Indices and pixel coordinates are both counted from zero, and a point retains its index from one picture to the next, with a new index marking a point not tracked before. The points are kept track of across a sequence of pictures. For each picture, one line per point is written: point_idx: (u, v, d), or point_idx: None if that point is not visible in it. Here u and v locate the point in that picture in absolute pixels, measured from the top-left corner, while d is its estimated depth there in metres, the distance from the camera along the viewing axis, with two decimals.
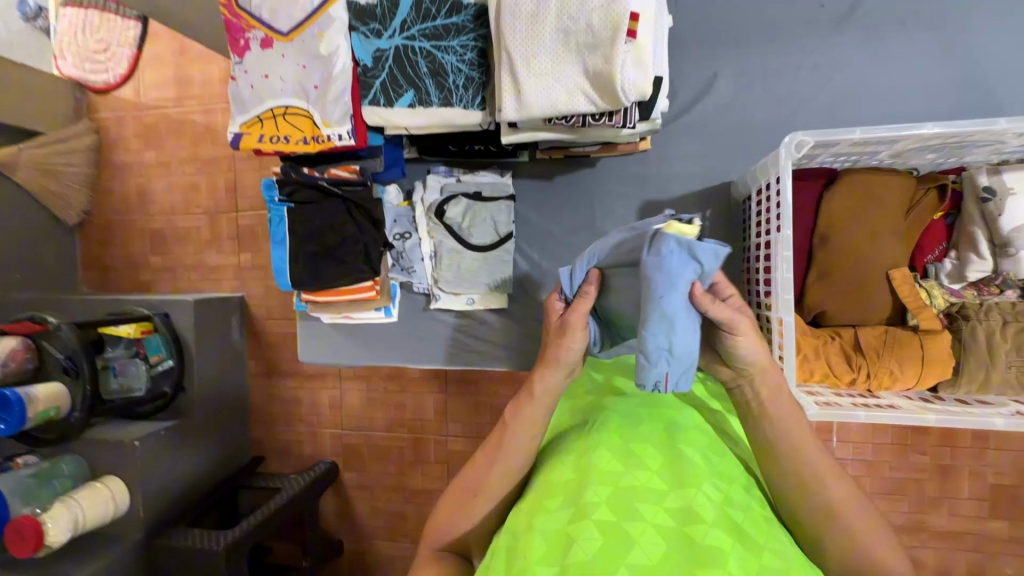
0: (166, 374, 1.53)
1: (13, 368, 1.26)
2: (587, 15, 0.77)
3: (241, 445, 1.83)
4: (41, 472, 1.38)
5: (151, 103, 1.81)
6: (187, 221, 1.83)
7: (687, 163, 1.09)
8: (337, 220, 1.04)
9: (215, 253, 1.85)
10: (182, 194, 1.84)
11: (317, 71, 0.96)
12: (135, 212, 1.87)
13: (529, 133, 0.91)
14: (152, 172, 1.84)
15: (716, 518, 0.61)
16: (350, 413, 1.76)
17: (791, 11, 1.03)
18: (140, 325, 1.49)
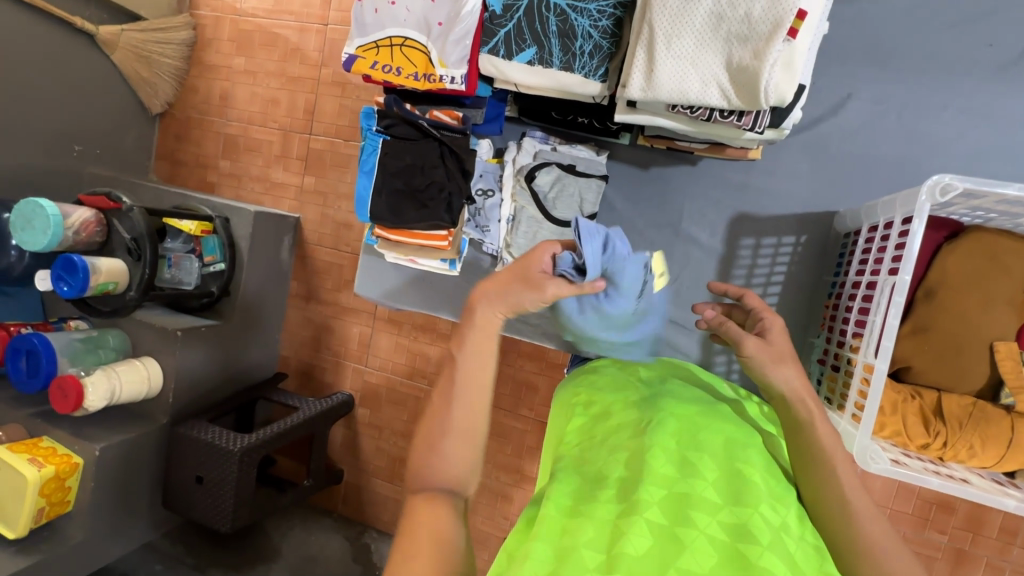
0: (216, 276, 1.59)
1: (83, 237, 1.33)
2: (749, 3, 0.72)
3: (269, 359, 1.89)
4: (90, 338, 1.51)
5: (250, 10, 1.83)
6: (261, 134, 1.87)
7: (794, 182, 1.04)
8: (428, 162, 1.03)
9: (281, 171, 1.88)
10: (262, 107, 1.87)
11: (445, 8, 0.94)
12: (214, 114, 1.91)
13: (647, 116, 0.87)
14: (237, 79, 1.88)
15: (773, 542, 0.58)
16: (377, 354, 1.80)
17: (954, 43, 0.95)
18: (202, 224, 1.53)
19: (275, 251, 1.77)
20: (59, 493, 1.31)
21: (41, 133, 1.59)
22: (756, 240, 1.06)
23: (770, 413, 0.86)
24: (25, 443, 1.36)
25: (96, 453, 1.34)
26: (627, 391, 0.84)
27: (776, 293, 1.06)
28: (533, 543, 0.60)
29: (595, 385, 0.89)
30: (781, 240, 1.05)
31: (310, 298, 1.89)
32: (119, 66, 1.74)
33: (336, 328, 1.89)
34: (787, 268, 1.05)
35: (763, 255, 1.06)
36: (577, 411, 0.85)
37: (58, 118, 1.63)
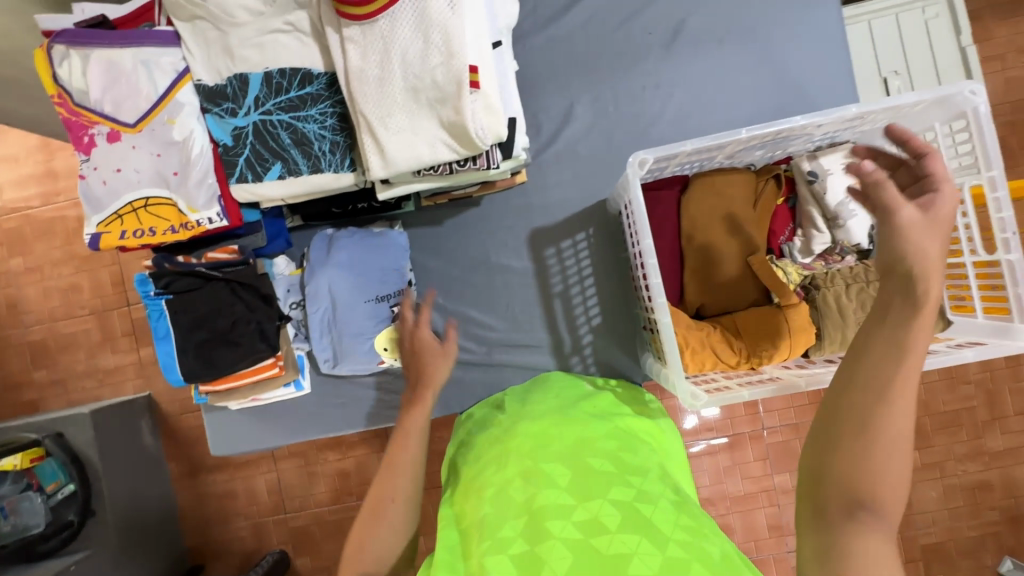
0: (69, 501, 1.48)
1: None
2: (431, 71, 0.81)
3: (168, 553, 1.75)
4: None
5: (12, 204, 1.78)
6: (71, 327, 1.80)
7: (563, 189, 1.16)
8: (222, 303, 1.00)
9: (110, 353, 1.81)
10: (62, 297, 1.80)
11: (174, 157, 0.93)
12: (9, 327, 1.82)
13: (404, 186, 0.93)
14: (23, 280, 1.80)
15: (622, 521, 0.60)
16: (292, 492, 1.79)
17: (626, 41, 1.15)
18: (30, 453, 1.44)
19: (132, 442, 1.69)
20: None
21: None
22: (557, 246, 1.16)
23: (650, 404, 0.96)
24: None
25: None
26: (492, 431, 0.87)
27: (592, 284, 1.16)
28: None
29: (467, 440, 0.91)
30: (576, 238, 1.16)
31: (197, 471, 1.82)
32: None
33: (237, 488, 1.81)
34: (591, 258, 1.16)
35: (568, 256, 1.16)
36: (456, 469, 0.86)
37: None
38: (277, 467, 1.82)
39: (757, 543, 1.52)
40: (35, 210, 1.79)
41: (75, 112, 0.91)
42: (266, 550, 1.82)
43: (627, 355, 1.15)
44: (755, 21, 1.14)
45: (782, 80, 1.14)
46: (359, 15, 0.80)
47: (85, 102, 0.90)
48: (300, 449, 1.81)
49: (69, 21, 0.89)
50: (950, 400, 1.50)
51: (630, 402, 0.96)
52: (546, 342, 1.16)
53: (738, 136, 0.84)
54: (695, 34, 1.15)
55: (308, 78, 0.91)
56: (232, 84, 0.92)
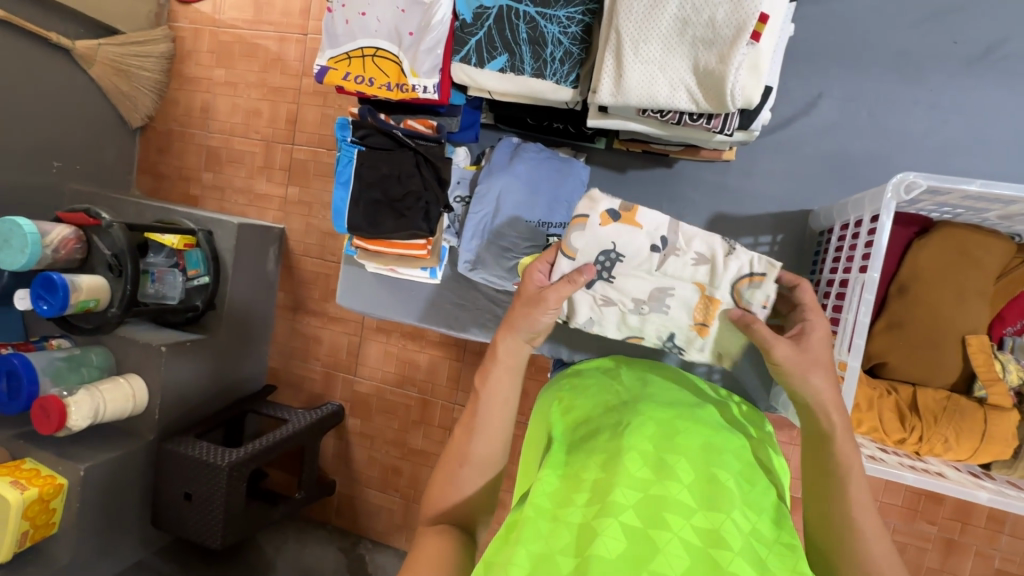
0: (200, 290, 1.69)
1: (64, 254, 1.47)
2: (712, 8, 0.73)
3: (254, 367, 2.00)
4: (73, 357, 1.60)
5: (230, 21, 1.94)
6: (243, 146, 2.00)
7: (768, 183, 1.05)
8: (403, 170, 1.03)
9: (264, 181, 1.99)
10: (243, 117, 1.98)
11: (416, 17, 0.94)
12: (195, 127, 2.04)
13: (619, 121, 0.88)
14: (219, 90, 2.00)
15: (744, 547, 0.59)
16: (367, 361, 1.95)
17: (920, 42, 0.97)
18: (185, 238, 1.63)
19: (261, 263, 1.89)
20: (44, 515, 1.42)
21: (21, 152, 1.72)
22: (734, 240, 1.07)
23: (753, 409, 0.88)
24: (10, 465, 1.47)
25: (82, 474, 1.45)
26: (613, 396, 0.84)
27: None
28: (506, 546, 0.61)
29: (576, 389, 0.88)
30: (759, 239, 1.06)
31: (299, 309, 2.01)
32: (97, 80, 1.87)
33: (325, 338, 2.01)
34: None
35: None
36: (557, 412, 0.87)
37: (39, 139, 1.77)
38: (362, 334, 1.97)
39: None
40: (245, 33, 1.95)
41: None
42: (329, 399, 2.02)
43: (761, 380, 1.05)
44: None
45: None
46: None
47: None
48: (386, 327, 1.94)
49: None
50: None
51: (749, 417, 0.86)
52: None
53: None
54: (1006, 61, 0.94)
55: None
56: None
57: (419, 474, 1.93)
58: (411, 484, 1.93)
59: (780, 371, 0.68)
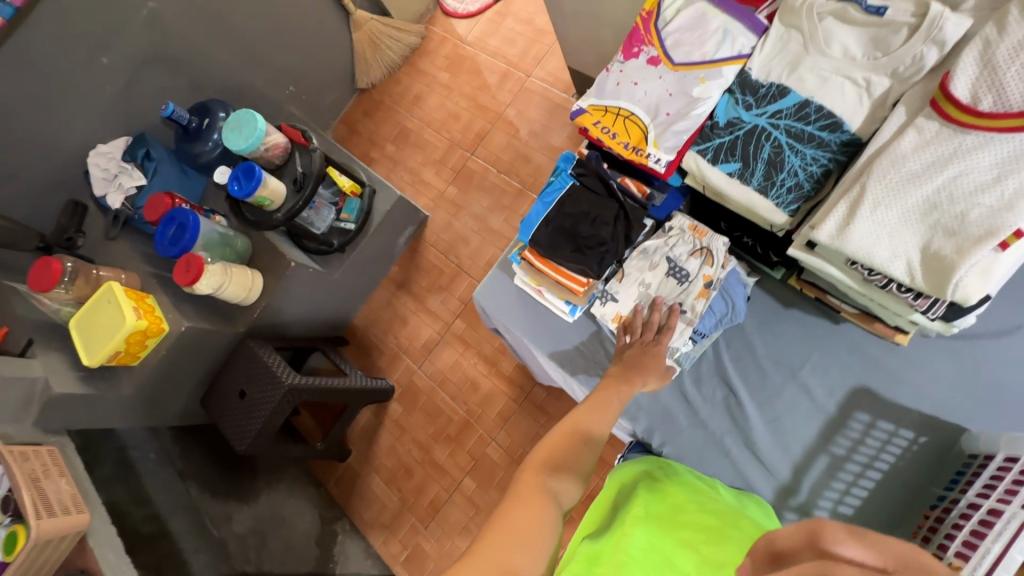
0: (341, 232, 1.88)
1: (269, 155, 1.70)
2: (968, 205, 0.77)
3: (340, 316, 2.16)
4: (225, 235, 1.74)
5: (475, 42, 2.26)
6: (431, 138, 2.26)
7: (930, 384, 1.03)
8: (603, 215, 1.14)
9: (432, 173, 2.23)
10: (444, 117, 2.26)
11: (678, 104, 1.06)
12: (401, 107, 2.35)
13: (821, 261, 0.93)
14: (436, 89, 2.30)
15: None
16: (436, 361, 2.04)
17: None
18: (355, 185, 1.85)
19: (395, 235, 2.09)
20: (136, 346, 1.53)
21: (273, 68, 2.08)
22: (872, 419, 1.05)
23: None
24: (137, 292, 1.58)
25: (182, 329, 1.58)
26: (709, 498, 0.90)
27: (872, 479, 1.03)
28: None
29: (674, 477, 0.94)
30: (898, 431, 1.04)
31: (403, 288, 2.17)
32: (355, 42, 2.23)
33: (410, 323, 2.13)
34: (893, 459, 1.03)
35: (873, 437, 1.04)
36: (650, 480, 0.93)
37: (290, 65, 2.13)
38: (443, 336, 2.07)
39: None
40: (482, 56, 2.25)
41: (649, 30, 1.11)
42: (386, 376, 2.12)
43: None
44: None
45: None
46: (954, 116, 0.79)
47: (661, 29, 1.10)
48: (468, 339, 2.03)
49: None
50: None
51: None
52: (779, 476, 1.07)
53: None
54: None
55: (834, 127, 0.95)
56: (770, 88, 1.00)
57: (427, 487, 1.93)
58: (415, 492, 1.94)
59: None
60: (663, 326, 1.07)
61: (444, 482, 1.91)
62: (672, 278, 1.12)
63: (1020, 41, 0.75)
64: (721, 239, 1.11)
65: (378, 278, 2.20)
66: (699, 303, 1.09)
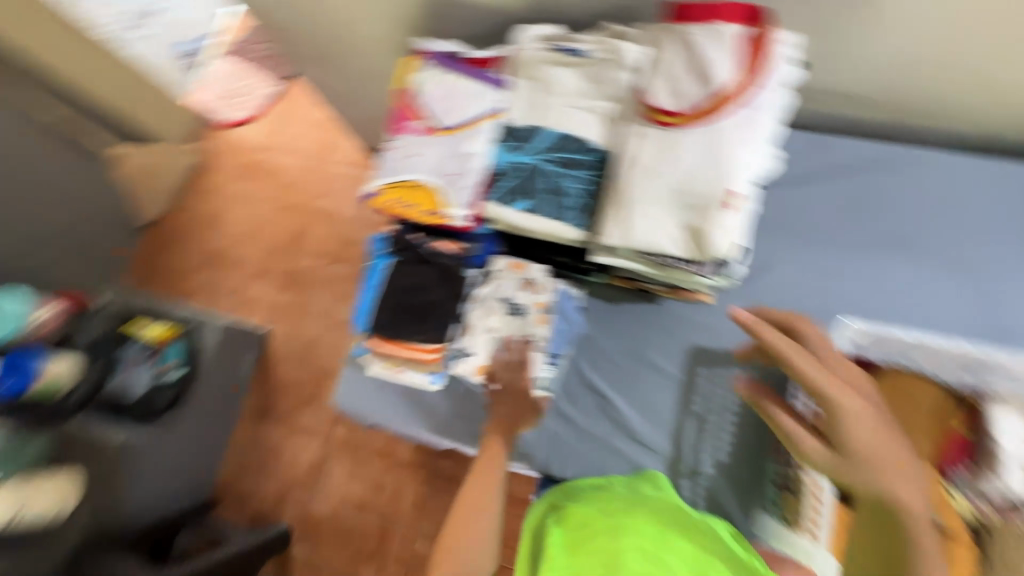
0: (167, 387, 1.54)
1: (44, 329, 1.45)
2: (699, 183, 0.95)
3: (201, 477, 1.86)
4: (16, 439, 1.26)
5: (261, 145, 2.17)
6: (245, 253, 2.11)
7: (739, 325, 1.22)
8: (427, 283, 1.18)
9: (259, 286, 2.08)
10: (251, 227, 2.13)
11: (459, 163, 1.15)
12: (201, 230, 2.16)
13: (621, 260, 1.06)
14: (235, 201, 2.16)
15: None
16: (329, 478, 1.86)
17: (850, 228, 1.24)
18: (167, 330, 1.59)
19: (238, 366, 1.87)
20: None
21: None
22: (712, 372, 1.20)
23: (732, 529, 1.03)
24: None
25: None
26: (607, 502, 0.93)
27: (732, 421, 1.17)
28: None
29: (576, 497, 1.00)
30: (735, 373, 1.20)
31: (265, 417, 1.95)
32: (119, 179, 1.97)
33: (287, 450, 1.92)
34: (741, 396, 1.19)
35: (719, 385, 1.19)
36: (555, 510, 0.97)
37: None
38: (328, 448, 1.90)
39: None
40: (273, 156, 2.17)
41: (411, 106, 1.20)
42: (276, 520, 1.87)
43: (740, 505, 1.13)
44: (978, 260, 1.18)
45: (989, 323, 1.16)
46: (662, 121, 0.97)
47: (422, 103, 1.19)
48: (354, 442, 1.88)
49: (438, 48, 1.21)
50: None
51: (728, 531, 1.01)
52: (664, 451, 1.17)
53: None
54: (920, 247, 1.20)
55: (588, 149, 1.09)
56: (530, 130, 1.12)
57: None
58: None
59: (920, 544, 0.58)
60: (522, 359, 1.14)
61: None
62: (513, 315, 1.19)
63: (681, 57, 0.96)
64: (538, 266, 1.20)
65: (234, 417, 1.95)
66: (544, 329, 1.18)
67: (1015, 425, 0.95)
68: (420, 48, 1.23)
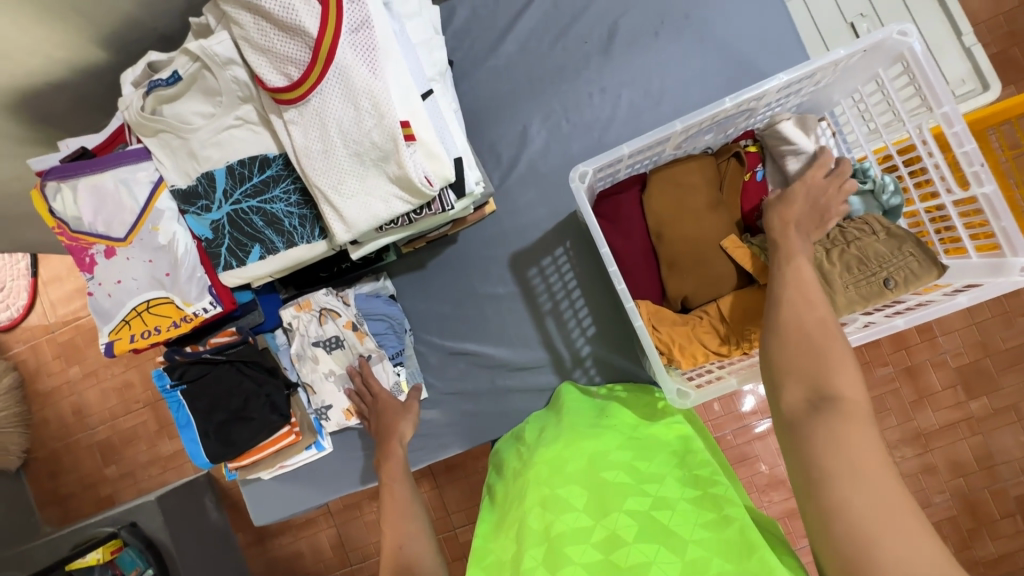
0: None
1: None
2: (367, 134, 0.84)
3: None
4: None
5: (61, 319, 1.93)
6: (131, 421, 1.92)
7: (532, 210, 1.17)
8: (231, 383, 1.06)
9: (169, 440, 1.91)
10: (118, 396, 1.91)
11: (165, 259, 1.00)
12: (76, 432, 1.95)
13: (373, 243, 0.99)
14: (82, 386, 1.93)
15: (639, 531, 0.65)
16: (351, 544, 1.80)
17: (566, 54, 1.17)
18: (109, 545, 1.52)
19: (203, 516, 1.74)
20: None
21: None
22: (538, 266, 1.18)
23: (638, 392, 1.07)
24: None
25: None
26: (516, 465, 0.92)
27: (581, 296, 1.17)
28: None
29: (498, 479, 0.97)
30: (555, 255, 1.17)
31: (263, 539, 1.87)
32: None
33: (306, 548, 1.84)
34: (572, 267, 1.16)
35: (551, 274, 1.17)
36: (489, 504, 0.91)
37: None
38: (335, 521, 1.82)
39: (804, 536, 1.46)
40: (83, 319, 1.93)
41: (75, 237, 1.01)
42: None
43: (628, 359, 1.14)
44: (684, 8, 1.14)
45: (725, 58, 1.13)
46: (290, 99, 0.85)
47: (81, 227, 1.00)
48: (351, 503, 1.80)
49: (55, 159, 1.00)
50: (1011, 336, 1.40)
51: (639, 401, 1.01)
52: (548, 358, 1.17)
53: (672, 130, 0.86)
54: (628, 32, 1.15)
55: (266, 163, 0.97)
56: (201, 183, 0.99)
57: None
58: None
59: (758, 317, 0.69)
60: (366, 380, 1.10)
61: None
62: (335, 350, 1.11)
63: (254, 22, 0.82)
64: (322, 290, 1.10)
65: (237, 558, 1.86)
66: (369, 342, 1.11)
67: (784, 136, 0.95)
68: (36, 169, 1.01)
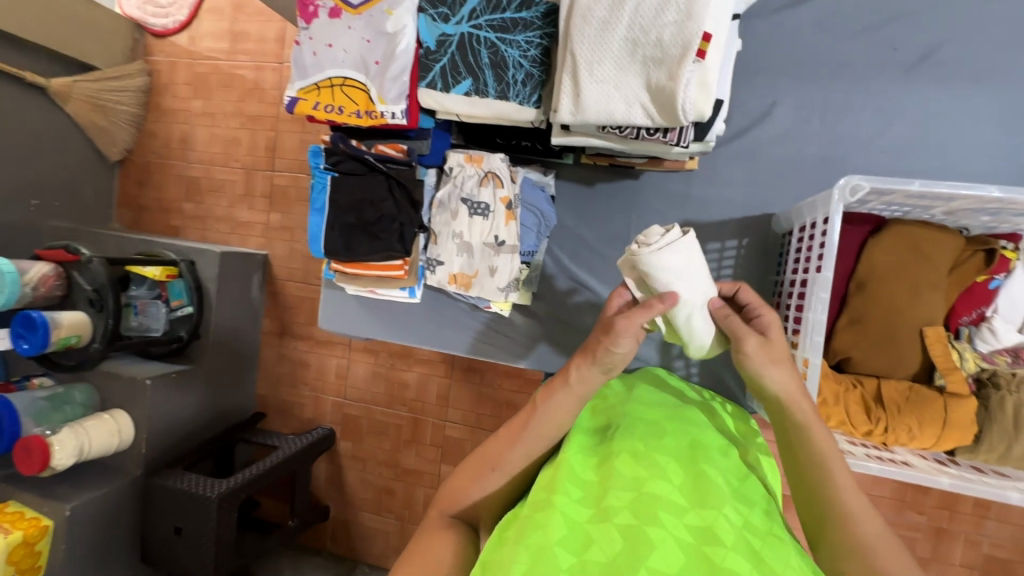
0: (184, 320, 1.55)
1: (42, 292, 1.32)
2: (659, 28, 0.77)
3: (245, 398, 1.83)
4: (55, 396, 1.43)
5: (204, 53, 1.86)
6: (225, 175, 1.89)
7: (730, 189, 1.08)
8: (376, 195, 1.07)
9: (246, 208, 1.87)
10: (224, 146, 1.88)
11: (381, 47, 0.97)
12: (174, 158, 1.94)
13: (581, 137, 0.91)
14: (198, 121, 1.91)
15: (737, 542, 0.59)
16: (355, 384, 1.77)
17: (863, 51, 1.02)
18: (167, 269, 1.50)
19: (245, 290, 1.74)
20: (28, 559, 1.26)
21: None
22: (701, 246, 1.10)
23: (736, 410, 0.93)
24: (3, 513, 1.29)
25: (67, 512, 1.30)
26: (596, 400, 0.87)
27: None
28: (506, 546, 0.59)
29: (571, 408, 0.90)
30: (725, 244, 1.09)
31: (285, 334, 1.84)
32: (76, 117, 1.78)
33: (312, 363, 1.82)
34: (734, 267, 1.09)
35: (709, 259, 1.10)
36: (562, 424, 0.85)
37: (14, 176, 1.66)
38: (349, 355, 1.79)
39: None
40: (220, 63, 1.86)
41: None
42: (320, 423, 1.83)
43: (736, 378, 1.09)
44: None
45: None
46: None
47: None
48: (373, 346, 1.75)
49: None
50: None
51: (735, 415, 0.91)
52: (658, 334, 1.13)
53: (984, 193, 0.73)
54: (944, 60, 0.99)
55: (527, 5, 0.91)
56: None
57: (414, 494, 1.73)
58: (406, 505, 1.73)
59: (745, 362, 0.71)
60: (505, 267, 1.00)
61: (425, 481, 1.72)
62: (476, 216, 1.08)
63: None
64: (499, 155, 1.07)
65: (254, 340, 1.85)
66: (512, 228, 1.07)
67: (673, 253, 0.74)
68: None
